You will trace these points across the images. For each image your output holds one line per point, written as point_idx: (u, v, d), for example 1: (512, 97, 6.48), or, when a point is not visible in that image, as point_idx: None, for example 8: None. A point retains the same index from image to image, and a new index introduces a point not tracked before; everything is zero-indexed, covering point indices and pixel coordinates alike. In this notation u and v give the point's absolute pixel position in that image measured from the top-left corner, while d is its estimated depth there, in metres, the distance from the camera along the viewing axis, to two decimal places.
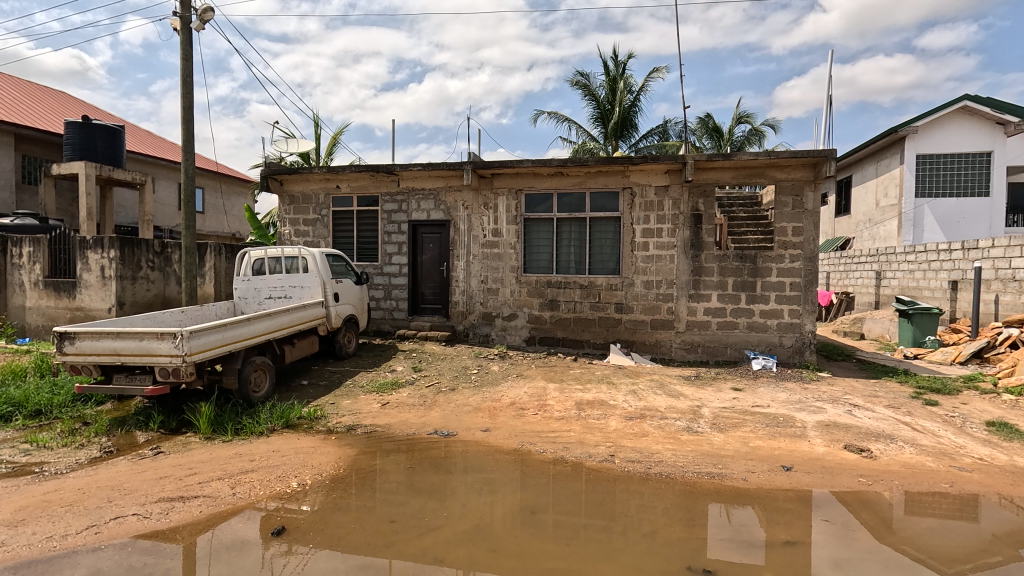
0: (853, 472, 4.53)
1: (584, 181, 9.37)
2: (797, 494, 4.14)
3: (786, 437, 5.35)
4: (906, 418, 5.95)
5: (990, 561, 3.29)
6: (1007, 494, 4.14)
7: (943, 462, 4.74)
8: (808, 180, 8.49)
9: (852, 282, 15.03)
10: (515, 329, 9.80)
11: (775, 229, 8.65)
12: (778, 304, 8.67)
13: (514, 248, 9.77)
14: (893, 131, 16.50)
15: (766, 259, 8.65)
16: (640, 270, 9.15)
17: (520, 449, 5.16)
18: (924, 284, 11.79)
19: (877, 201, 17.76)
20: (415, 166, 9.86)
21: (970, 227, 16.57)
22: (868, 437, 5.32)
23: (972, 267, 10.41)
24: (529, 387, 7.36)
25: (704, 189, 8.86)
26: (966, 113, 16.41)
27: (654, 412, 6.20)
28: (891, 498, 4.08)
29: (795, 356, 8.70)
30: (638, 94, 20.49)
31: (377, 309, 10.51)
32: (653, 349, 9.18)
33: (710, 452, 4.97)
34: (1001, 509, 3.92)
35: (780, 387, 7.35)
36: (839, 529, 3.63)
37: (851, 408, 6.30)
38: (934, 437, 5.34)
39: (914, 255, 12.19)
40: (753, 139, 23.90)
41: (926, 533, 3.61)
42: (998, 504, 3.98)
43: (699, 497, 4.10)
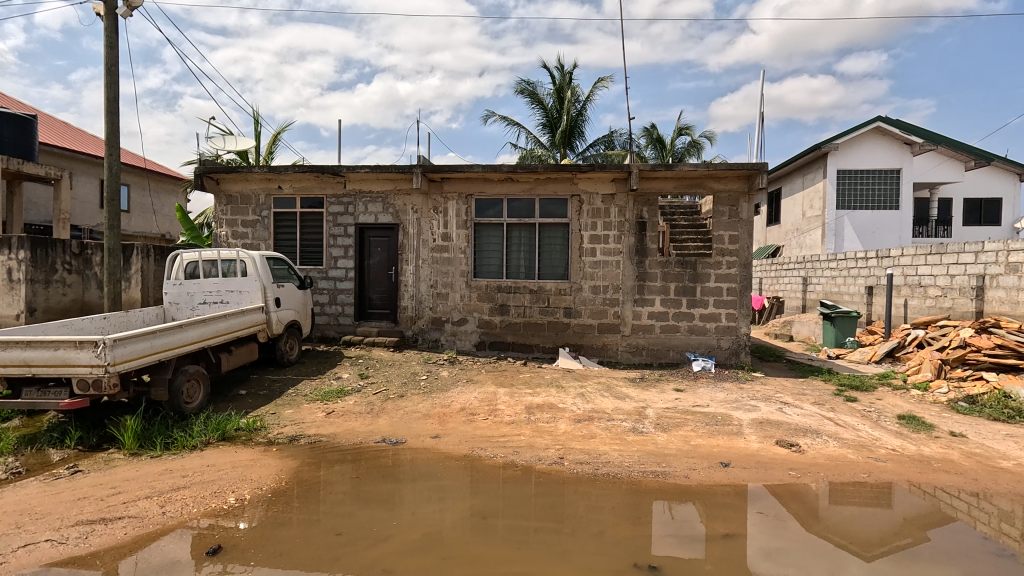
0: (784, 466, 4.83)
1: (534, 188, 9.49)
2: (734, 488, 4.37)
3: (724, 434, 5.62)
4: (830, 414, 6.42)
5: (903, 543, 3.59)
6: (916, 481, 4.54)
7: (862, 454, 5.14)
8: (743, 192, 9.00)
9: (782, 287, 16.02)
10: (465, 334, 9.76)
11: (714, 237, 9.10)
12: (716, 308, 9.11)
13: (464, 253, 9.74)
14: (816, 148, 17.80)
15: (705, 265, 9.09)
16: (588, 276, 9.37)
17: (470, 454, 5.14)
18: (844, 290, 12.76)
19: (804, 212, 19.07)
20: (363, 168, 9.66)
21: (883, 238, 18.11)
22: (797, 432, 5.69)
23: (884, 274, 11.40)
24: (478, 392, 7.34)
25: (648, 198, 9.20)
26: (880, 134, 17.90)
27: (602, 414, 6.34)
28: (818, 489, 4.38)
29: (732, 357, 9.16)
30: (584, 104, 20.98)
31: (321, 315, 10.16)
32: (600, 352, 9.40)
33: (655, 451, 5.16)
34: (911, 494, 4.30)
35: (718, 387, 7.72)
36: (772, 520, 3.86)
37: (782, 406, 6.73)
38: (854, 431, 5.79)
39: (836, 262, 13.16)
40: (693, 150, 25.07)
41: (847, 519, 3.91)
42: (908, 491, 4.37)
43: (645, 495, 4.25)
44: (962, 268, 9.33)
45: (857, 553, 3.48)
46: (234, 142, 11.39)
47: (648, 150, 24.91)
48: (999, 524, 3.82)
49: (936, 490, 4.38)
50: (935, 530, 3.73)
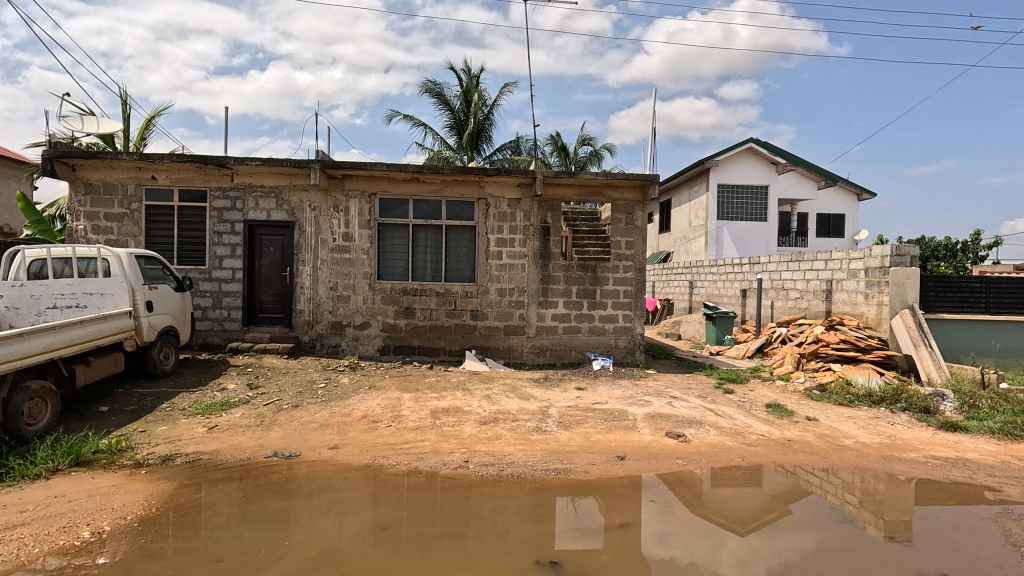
0: (672, 456, 5.22)
1: (440, 190, 9.39)
2: (629, 479, 4.64)
3: (620, 429, 5.95)
4: (712, 405, 7.06)
5: (770, 517, 4.04)
6: (780, 462, 5.14)
7: (736, 440, 5.71)
8: (637, 201, 9.62)
9: (672, 289, 17.37)
10: (368, 338, 9.38)
11: (612, 242, 9.62)
12: (614, 310, 9.64)
13: (367, 254, 9.37)
14: (700, 164, 19.53)
15: (604, 270, 9.59)
16: (494, 279, 9.45)
17: (371, 464, 4.94)
18: (724, 292, 14.13)
19: (690, 222, 20.87)
20: (254, 161, 8.94)
21: (754, 246, 20.35)
22: (684, 424, 6.18)
23: (755, 279, 12.80)
24: (381, 398, 7.09)
25: (552, 204, 9.50)
26: (752, 154, 20.05)
27: (507, 416, 6.42)
28: (701, 475, 4.79)
29: (628, 356, 9.74)
30: (491, 108, 21.20)
31: (203, 320, 9.22)
32: (506, 354, 9.52)
33: (557, 449, 5.32)
34: (777, 474, 4.86)
35: (616, 384, 8.17)
36: (662, 506, 4.15)
37: (671, 400, 7.27)
38: (731, 420, 6.42)
39: (717, 268, 14.54)
40: (594, 159, 26.37)
41: (726, 500, 4.32)
42: (775, 471, 4.93)
43: (548, 492, 4.36)
44: (815, 273, 10.71)
45: (732, 529, 3.85)
46: (95, 123, 9.98)
47: (552, 158, 25.77)
48: (843, 494, 4.44)
49: (796, 469, 4.99)
50: (796, 504, 4.25)
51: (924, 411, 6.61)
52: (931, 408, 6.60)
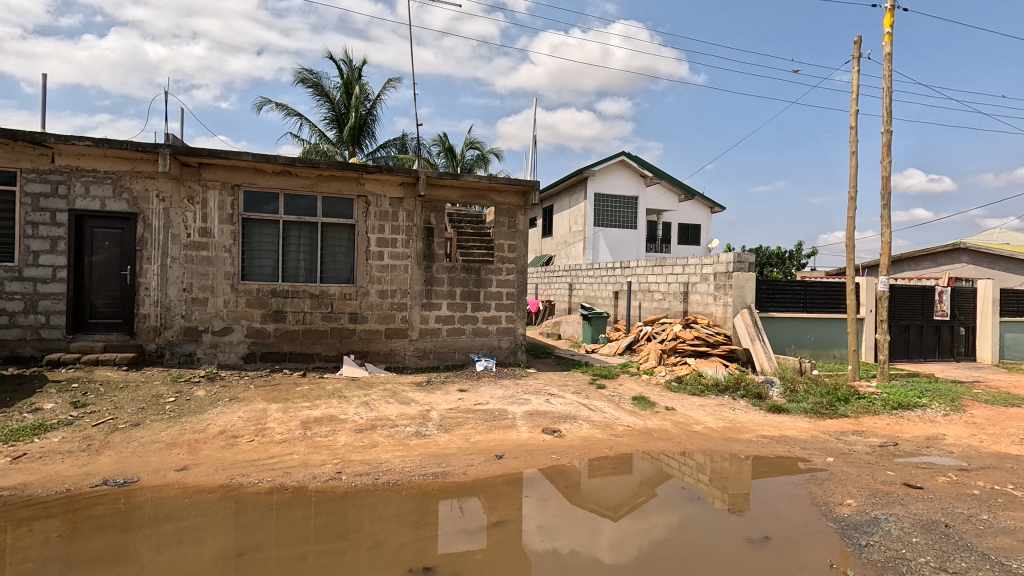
0: (548, 451, 5.44)
1: (315, 185, 8.82)
2: (511, 477, 4.75)
3: (499, 428, 6.07)
4: (585, 401, 7.50)
5: (639, 501, 4.40)
6: (644, 450, 5.61)
7: (606, 432, 6.12)
8: (519, 205, 9.92)
9: (553, 291, 18.18)
10: (230, 345, 8.50)
11: (495, 245, 9.80)
12: (497, 311, 9.82)
13: (230, 252, 8.48)
14: (579, 173, 20.72)
15: (487, 271, 9.73)
16: (375, 280, 9.11)
17: (229, 483, 4.46)
18: (599, 294, 15.11)
19: (570, 227, 22.04)
20: (84, 140, 7.65)
21: (626, 251, 22.08)
22: (559, 420, 6.48)
23: (626, 281, 13.87)
24: (245, 411, 6.46)
25: (436, 205, 9.42)
26: (624, 167, 21.74)
27: (385, 422, 6.20)
28: (579, 467, 5.06)
29: (510, 356, 9.97)
30: (374, 103, 20.47)
31: (10, 328, 7.66)
32: (387, 358, 9.22)
33: (436, 453, 5.26)
34: (645, 461, 5.31)
35: (497, 384, 8.32)
36: (539, 500, 4.31)
37: (548, 397, 7.58)
38: (601, 413, 6.87)
39: (593, 271, 15.51)
40: (481, 163, 26.69)
41: (601, 488, 4.61)
42: (643, 458, 5.38)
43: (431, 497, 4.30)
44: (675, 276, 11.89)
45: (607, 515, 4.11)
46: None
47: (439, 158, 25.59)
48: (697, 474, 4.98)
49: (660, 454, 5.49)
50: (661, 487, 4.66)
51: (757, 397, 7.67)
52: (763, 393, 7.69)
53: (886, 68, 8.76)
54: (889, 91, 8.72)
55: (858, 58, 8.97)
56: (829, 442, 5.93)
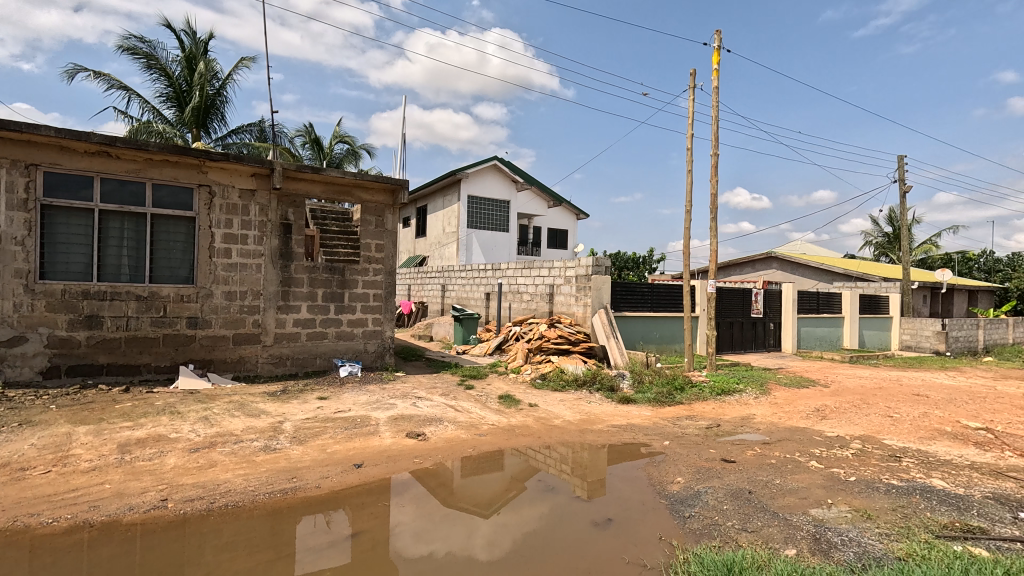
0: (410, 456, 5.33)
1: (144, 170, 7.65)
2: (377, 484, 4.60)
3: (360, 436, 5.81)
4: (452, 402, 7.51)
5: (509, 495, 4.52)
6: (510, 447, 5.78)
7: (470, 432, 6.18)
8: (388, 204, 9.62)
9: (426, 292, 17.98)
10: (22, 359, 6.99)
11: (361, 244, 9.39)
12: (363, 313, 9.41)
13: (22, 245, 6.98)
14: (452, 174, 20.75)
15: (352, 272, 9.28)
16: (220, 280, 8.17)
17: (11, 527, 3.66)
18: (471, 295, 15.28)
19: (444, 228, 21.97)
20: None
21: (498, 254, 22.64)
22: (424, 423, 6.40)
23: (496, 283, 14.19)
24: (40, 436, 5.35)
25: (294, 200, 8.75)
26: (496, 171, 22.27)
27: (228, 438, 5.58)
28: (452, 468, 5.09)
29: (377, 360, 9.62)
30: (225, 83, 18.40)
31: None
32: (235, 367, 8.32)
33: (286, 467, 4.86)
34: (516, 457, 5.48)
35: (362, 390, 7.98)
36: (404, 505, 4.22)
37: (415, 401, 7.46)
38: (467, 414, 6.93)
39: (465, 272, 15.64)
40: (351, 157, 25.44)
41: (472, 487, 4.67)
42: (514, 454, 5.55)
43: (289, 513, 4.01)
44: (541, 278, 12.46)
45: (477, 513, 4.15)
46: None
47: (304, 150, 23.84)
48: (559, 465, 5.25)
49: (528, 450, 5.70)
50: (530, 480, 4.84)
51: (610, 389, 8.37)
52: (615, 386, 8.41)
53: (714, 99, 10.12)
54: (716, 120, 10.09)
55: (692, 89, 10.25)
56: (666, 427, 6.66)
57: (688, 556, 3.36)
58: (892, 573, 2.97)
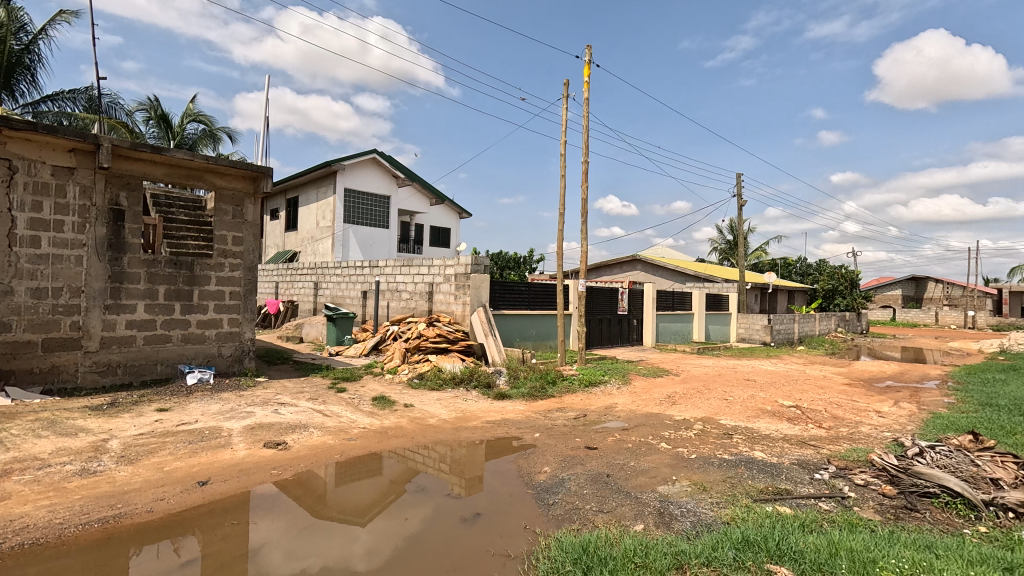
0: (268, 467, 4.88)
1: None
2: (234, 499, 4.17)
3: (208, 450, 5.20)
4: (320, 407, 7.06)
5: (386, 499, 4.34)
6: (385, 449, 5.57)
7: (338, 437, 5.85)
8: (248, 192, 8.76)
9: (296, 291, 16.72)
10: None
11: (215, 236, 8.43)
12: (217, 313, 8.46)
13: None
14: (327, 165, 19.55)
15: (204, 267, 8.30)
16: (24, 275, 6.78)
17: None
18: (346, 293, 14.51)
19: (317, 222, 20.61)
20: None
21: (377, 251, 21.84)
22: (285, 431, 5.92)
23: (373, 281, 13.63)
24: None
25: (128, 182, 7.58)
26: (376, 164, 21.46)
27: (30, 463, 4.64)
28: (325, 476, 4.77)
29: (235, 365, 8.70)
30: (37, 37, 15.43)
31: None
32: (45, 378, 6.95)
33: (109, 492, 4.16)
34: (395, 459, 5.28)
35: (214, 399, 7.16)
36: (264, 519, 3.87)
37: (277, 407, 6.87)
38: (336, 418, 6.56)
39: (340, 269, 14.82)
40: (208, 139, 22.78)
41: (345, 494, 4.43)
42: (393, 457, 5.35)
43: (119, 542, 3.47)
44: (420, 276, 12.26)
45: (355, 522, 3.93)
46: None
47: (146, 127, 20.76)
48: (437, 465, 5.18)
49: (407, 451, 5.53)
50: (410, 482, 4.70)
51: (486, 385, 8.51)
52: (491, 382, 8.56)
53: (585, 110, 10.79)
54: (587, 129, 10.77)
55: (565, 98, 10.82)
56: (538, 420, 6.94)
57: (550, 542, 3.50)
58: (719, 535, 3.38)
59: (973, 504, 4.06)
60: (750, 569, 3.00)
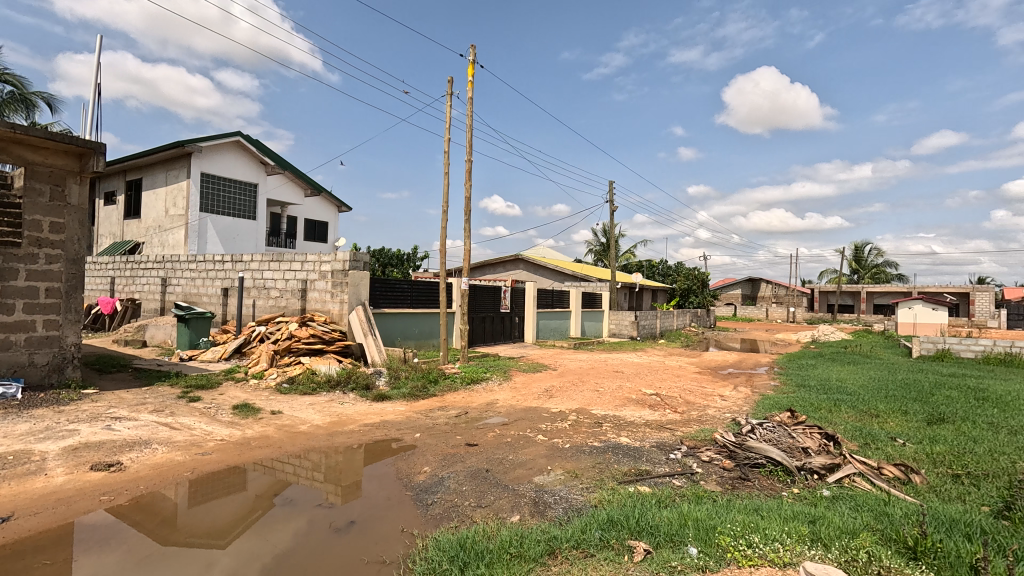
0: (95, 493, 4.16)
1: None
2: (51, 535, 3.49)
3: (11, 479, 4.29)
4: (166, 419, 6.20)
5: (251, 517, 3.94)
6: (249, 462, 5.06)
7: (189, 452, 5.19)
8: (72, 171, 7.41)
9: (138, 287, 14.52)
10: None
11: (24, 222, 7.00)
12: (27, 314, 7.03)
13: None
14: (179, 145, 17.25)
15: (7, 258, 6.84)
16: None
17: None
18: (202, 291, 12.93)
19: (166, 209, 18.09)
20: None
21: (241, 244, 19.80)
22: (120, 449, 5.10)
23: (237, 277, 12.33)
24: None
25: None
26: (240, 148, 19.45)
27: None
28: (175, 497, 4.20)
29: (53, 376, 7.26)
30: None
31: None
32: None
33: None
34: (261, 472, 4.82)
35: (22, 417, 5.93)
36: (93, 554, 3.30)
37: (110, 423, 5.90)
38: (187, 432, 5.81)
39: (195, 264, 13.18)
40: (18, 105, 18.89)
41: (201, 515, 3.94)
42: (258, 470, 4.87)
43: None
44: (292, 273, 11.37)
45: (213, 545, 3.52)
46: None
47: None
48: (309, 474, 4.83)
49: (275, 462, 5.08)
50: (279, 496, 4.31)
51: (365, 387, 8.16)
52: (370, 383, 8.23)
53: (469, 109, 10.84)
54: (471, 129, 10.83)
55: (450, 96, 10.78)
56: (418, 420, 6.82)
57: (427, 543, 3.45)
58: (588, 518, 3.61)
59: (789, 471, 4.83)
60: (614, 547, 3.24)
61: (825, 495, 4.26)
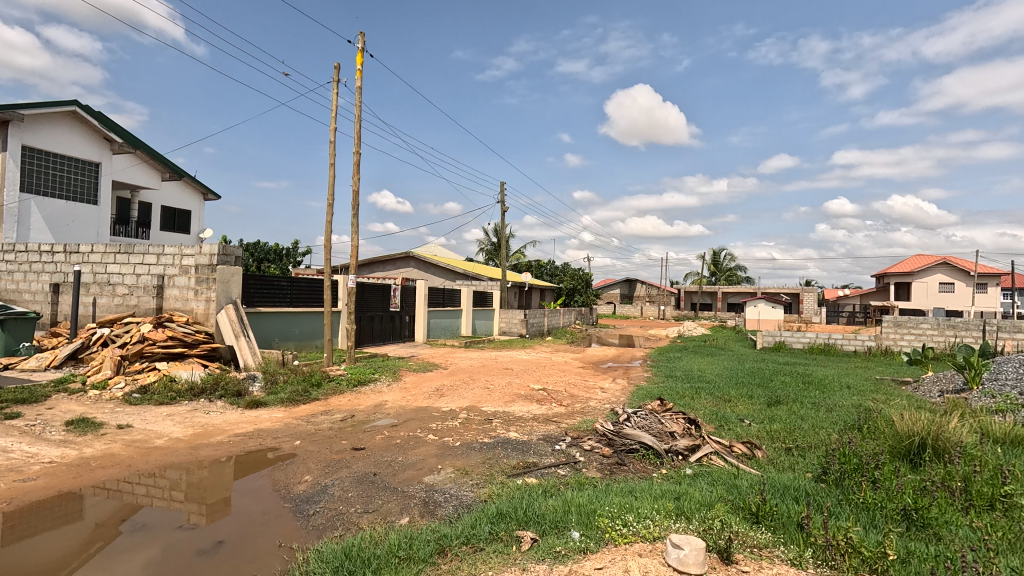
0: None
1: None
2: None
3: None
4: None
5: (89, 550, 3.38)
6: (88, 485, 4.35)
7: (4, 479, 4.32)
8: None
9: None
10: None
11: None
12: None
13: None
14: None
15: None
16: None
17: None
18: (24, 287, 10.82)
19: None
20: None
21: (78, 232, 16.84)
22: None
23: (72, 271, 10.50)
24: None
25: None
26: (77, 120, 16.59)
27: None
28: None
29: None
30: None
31: None
32: None
33: None
34: (103, 497, 4.16)
35: None
36: None
37: None
38: (2, 455, 4.84)
39: (13, 255, 10.98)
40: None
41: (20, 555, 3.30)
42: (99, 495, 4.20)
43: None
44: (145, 268, 9.98)
45: None
46: None
47: None
48: (166, 494, 4.28)
49: (121, 484, 4.42)
50: (128, 522, 3.77)
51: (236, 394, 7.44)
52: (242, 390, 7.52)
53: (357, 99, 10.37)
54: (359, 119, 10.36)
55: (336, 83, 10.22)
56: (298, 426, 6.38)
57: (308, 556, 3.24)
58: (478, 514, 3.66)
59: (659, 454, 5.33)
60: (502, 539, 3.32)
61: (688, 473, 4.77)
